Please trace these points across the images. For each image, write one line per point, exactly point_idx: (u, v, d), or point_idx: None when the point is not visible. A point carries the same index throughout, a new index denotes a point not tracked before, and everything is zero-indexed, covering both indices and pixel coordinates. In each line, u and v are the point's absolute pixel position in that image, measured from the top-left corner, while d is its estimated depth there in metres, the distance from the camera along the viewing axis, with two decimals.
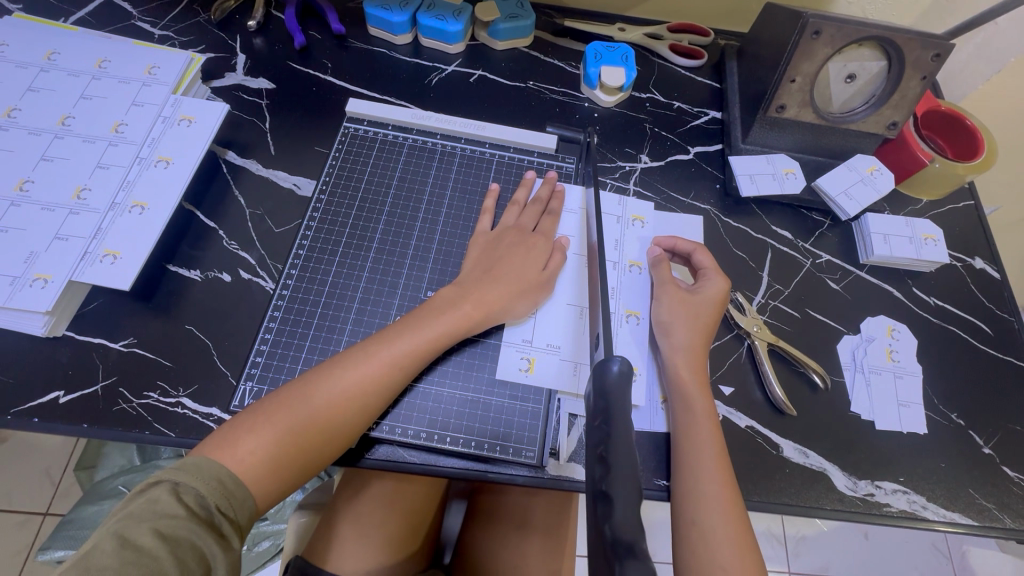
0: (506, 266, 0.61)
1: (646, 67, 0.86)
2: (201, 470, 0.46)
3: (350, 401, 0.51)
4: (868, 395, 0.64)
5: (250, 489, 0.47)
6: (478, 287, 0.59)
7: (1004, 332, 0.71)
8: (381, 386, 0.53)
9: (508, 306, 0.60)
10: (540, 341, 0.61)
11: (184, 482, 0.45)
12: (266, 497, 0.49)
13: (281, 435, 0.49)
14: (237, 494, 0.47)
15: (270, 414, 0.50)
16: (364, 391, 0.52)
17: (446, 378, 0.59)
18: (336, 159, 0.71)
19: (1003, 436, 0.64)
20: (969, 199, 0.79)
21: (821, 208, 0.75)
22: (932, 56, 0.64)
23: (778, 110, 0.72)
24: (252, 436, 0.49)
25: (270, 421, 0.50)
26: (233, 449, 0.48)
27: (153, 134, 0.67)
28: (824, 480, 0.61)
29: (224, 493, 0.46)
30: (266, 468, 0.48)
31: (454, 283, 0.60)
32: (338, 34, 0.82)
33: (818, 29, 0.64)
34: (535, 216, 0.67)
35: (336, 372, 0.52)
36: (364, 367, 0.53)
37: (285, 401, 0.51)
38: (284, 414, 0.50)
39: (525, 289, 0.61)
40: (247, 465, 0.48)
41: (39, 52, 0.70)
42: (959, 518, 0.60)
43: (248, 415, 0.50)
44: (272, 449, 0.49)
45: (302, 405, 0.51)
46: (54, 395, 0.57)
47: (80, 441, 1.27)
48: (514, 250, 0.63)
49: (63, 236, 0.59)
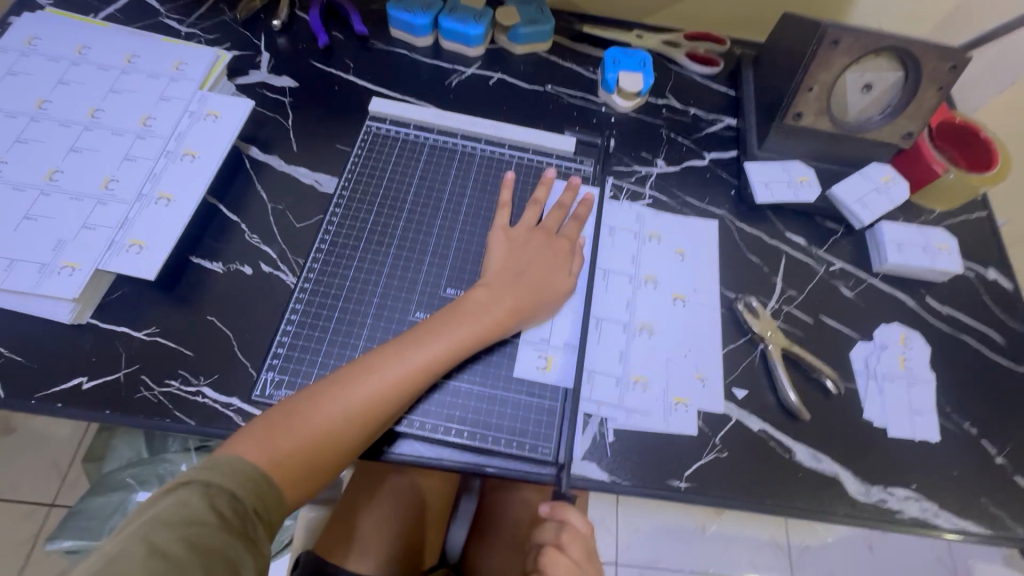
0: (529, 269, 0.62)
1: (663, 73, 0.87)
2: (232, 470, 0.47)
3: (379, 403, 0.52)
4: (881, 401, 0.65)
5: (280, 487, 0.49)
6: (504, 291, 0.60)
7: (1017, 342, 0.71)
8: (408, 388, 0.54)
9: (531, 309, 0.60)
10: (556, 340, 0.62)
11: (215, 484, 0.45)
12: (294, 493, 0.50)
13: (312, 437, 0.50)
14: (267, 494, 0.48)
15: (300, 416, 0.51)
16: (391, 392, 0.53)
17: (469, 375, 0.59)
18: (359, 157, 0.72)
19: (1015, 445, 0.65)
20: (982, 210, 0.79)
21: (835, 216, 0.76)
22: (949, 67, 0.65)
23: (794, 117, 0.73)
24: (282, 437, 0.50)
25: (299, 421, 0.51)
26: (263, 449, 0.49)
27: (179, 128, 0.68)
28: (837, 485, 0.61)
29: (255, 493, 0.47)
30: (296, 467, 0.49)
31: (478, 286, 0.60)
32: (360, 35, 0.84)
33: (837, 38, 0.65)
34: (557, 220, 0.67)
35: (366, 376, 0.53)
36: (393, 371, 0.53)
37: (314, 402, 0.52)
38: (315, 415, 0.51)
39: (546, 291, 0.62)
40: (277, 464, 0.49)
41: (70, 46, 0.71)
42: (971, 526, 0.60)
43: (277, 414, 0.51)
44: (301, 448, 0.50)
45: (329, 408, 0.51)
46: (77, 380, 0.58)
47: (88, 434, 1.28)
48: (533, 250, 0.64)
49: (91, 225, 0.60)
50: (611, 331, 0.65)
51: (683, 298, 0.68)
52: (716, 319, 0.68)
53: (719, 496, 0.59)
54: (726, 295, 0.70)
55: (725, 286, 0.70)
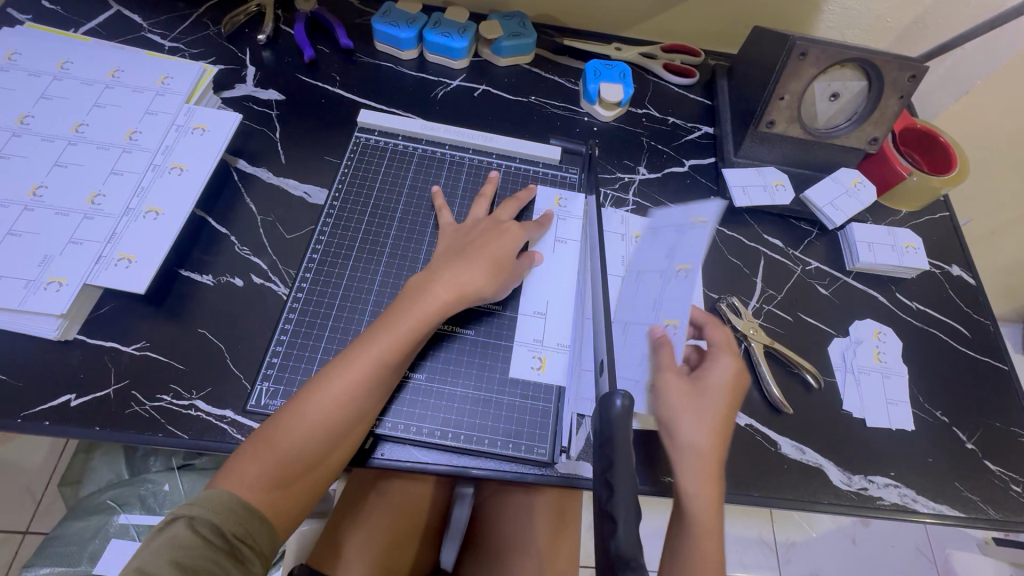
0: (478, 246, 0.62)
1: (642, 85, 0.90)
2: (212, 502, 0.47)
3: (343, 409, 0.51)
4: (859, 393, 0.68)
5: (264, 514, 0.48)
6: (451, 272, 0.58)
7: (981, 333, 0.75)
8: (369, 385, 0.53)
9: (470, 279, 0.59)
10: (550, 340, 0.64)
11: (198, 516, 0.46)
12: (281, 517, 0.49)
13: (285, 455, 0.49)
14: (252, 521, 0.47)
15: (269, 437, 0.50)
16: (351, 396, 0.52)
17: (435, 369, 0.60)
18: (347, 168, 0.73)
19: (984, 431, 0.68)
20: (944, 210, 0.84)
21: (809, 218, 0.80)
22: (908, 77, 0.69)
23: (767, 125, 0.77)
24: (256, 463, 0.49)
25: (268, 446, 0.49)
26: (239, 478, 0.48)
27: (166, 142, 0.68)
28: (821, 475, 0.63)
29: (237, 520, 0.47)
30: (275, 492, 0.49)
31: (422, 274, 0.59)
32: (346, 48, 0.85)
33: (804, 50, 0.68)
34: (509, 210, 0.68)
35: (325, 383, 0.52)
36: (350, 372, 0.52)
37: (281, 422, 0.50)
38: (284, 433, 0.50)
39: (496, 269, 0.61)
40: (257, 492, 0.48)
41: (52, 61, 0.71)
42: (947, 509, 0.63)
43: (248, 444, 0.50)
44: (275, 472, 0.49)
45: (294, 425, 0.50)
46: (65, 398, 0.57)
47: (64, 458, 1.23)
48: (483, 233, 0.64)
49: (78, 241, 0.60)
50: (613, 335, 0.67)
51: None
52: None
53: None
54: (709, 295, 0.73)
55: (708, 286, 0.73)
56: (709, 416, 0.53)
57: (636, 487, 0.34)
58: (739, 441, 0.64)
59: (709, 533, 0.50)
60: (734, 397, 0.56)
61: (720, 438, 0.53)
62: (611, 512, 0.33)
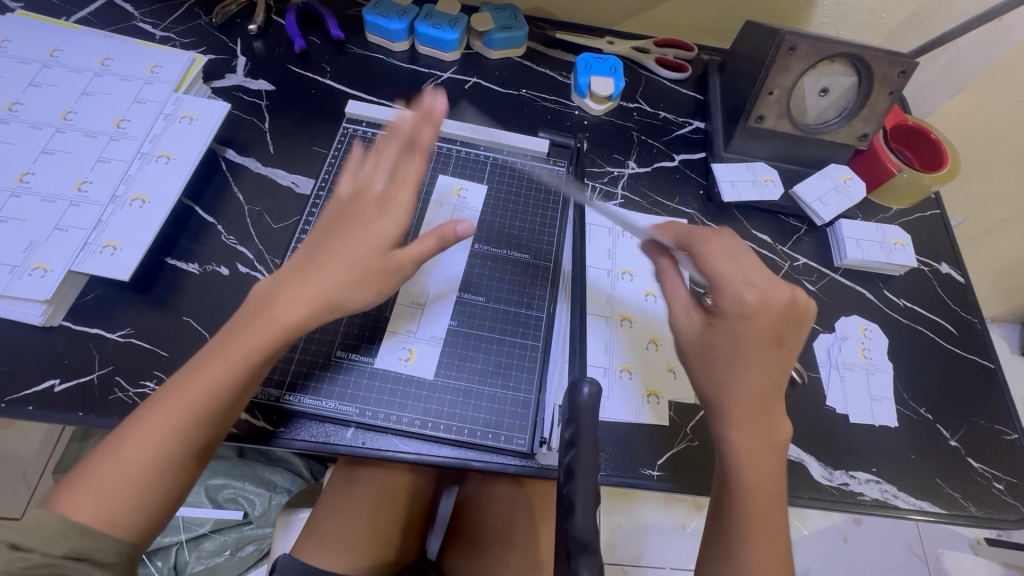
0: (350, 232, 0.51)
1: (634, 79, 0.90)
2: (40, 524, 0.41)
3: (192, 424, 0.46)
4: (842, 389, 0.68)
5: (107, 534, 0.42)
6: (287, 296, 0.49)
7: (968, 331, 0.75)
8: (217, 401, 0.47)
9: (330, 283, 0.49)
10: (425, 332, 0.62)
11: (21, 541, 0.40)
12: (131, 535, 0.44)
13: (117, 482, 0.43)
14: (92, 539, 0.42)
15: (105, 459, 0.44)
16: (203, 409, 0.46)
17: (353, 349, 0.60)
18: (335, 159, 0.73)
19: (968, 429, 0.68)
20: (935, 208, 0.84)
21: (799, 214, 0.79)
22: (898, 73, 0.69)
23: (756, 120, 0.76)
24: (87, 493, 0.43)
25: (102, 467, 0.44)
26: (72, 500, 0.42)
27: (154, 131, 0.68)
28: (802, 470, 0.63)
29: (73, 538, 0.41)
30: (115, 512, 0.43)
31: (269, 287, 0.51)
32: (337, 39, 0.85)
33: (794, 45, 0.68)
34: (381, 171, 0.55)
35: (167, 399, 0.46)
36: (194, 385, 0.46)
37: (114, 447, 0.44)
38: (118, 460, 0.44)
39: (368, 274, 0.50)
40: (97, 513, 0.42)
41: (41, 48, 0.71)
42: (928, 506, 0.63)
43: (86, 461, 0.44)
44: (115, 492, 0.43)
45: (133, 444, 0.44)
46: (49, 383, 0.57)
47: (59, 445, 1.24)
48: (348, 221, 0.52)
49: (63, 227, 0.60)
50: (594, 330, 0.67)
51: (655, 294, 0.71)
52: None
53: (695, 484, 0.61)
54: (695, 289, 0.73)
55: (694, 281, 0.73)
56: (740, 360, 0.50)
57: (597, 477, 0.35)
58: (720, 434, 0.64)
59: (755, 475, 0.48)
60: (781, 326, 0.50)
61: (757, 383, 0.50)
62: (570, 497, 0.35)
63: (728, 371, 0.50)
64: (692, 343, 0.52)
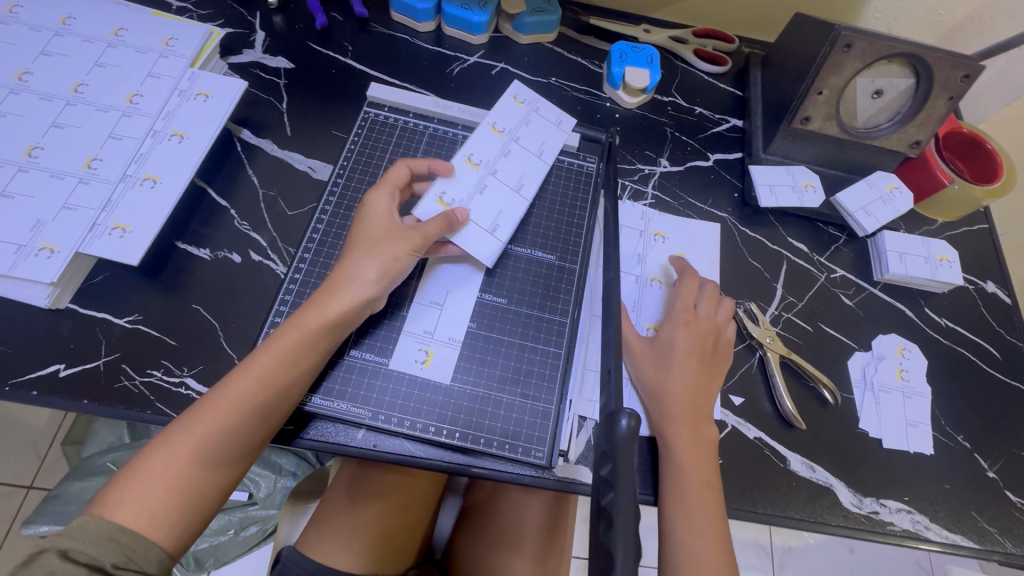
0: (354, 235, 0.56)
1: (670, 71, 0.85)
2: (88, 532, 0.40)
3: (244, 422, 0.47)
4: (877, 411, 0.64)
5: (152, 541, 0.42)
6: (319, 302, 0.52)
7: (1012, 355, 0.71)
8: (258, 399, 0.48)
9: (357, 286, 0.53)
10: (441, 334, 0.59)
11: (75, 546, 0.39)
12: (175, 541, 0.44)
13: (164, 482, 0.44)
14: (138, 548, 0.41)
15: (153, 461, 0.45)
16: (254, 408, 0.48)
17: (368, 345, 0.58)
18: (354, 144, 0.70)
19: (1007, 460, 0.64)
20: (984, 222, 0.79)
21: (839, 223, 0.75)
22: (961, 77, 0.64)
23: (802, 121, 0.72)
24: (130, 493, 0.43)
25: (154, 468, 0.44)
26: (123, 502, 0.43)
27: (167, 107, 0.65)
28: (830, 496, 0.60)
29: (121, 549, 0.41)
30: (168, 511, 0.43)
31: (310, 303, 0.53)
32: (360, 17, 0.81)
33: (849, 42, 0.63)
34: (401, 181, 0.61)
35: (215, 396, 0.48)
36: (239, 384, 0.48)
37: (162, 447, 0.45)
38: (170, 460, 0.45)
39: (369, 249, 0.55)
40: (149, 518, 0.43)
41: (54, 16, 0.68)
42: (961, 540, 0.60)
43: (127, 467, 0.45)
44: (165, 493, 0.44)
45: (186, 443, 0.45)
46: (54, 367, 0.55)
47: (69, 417, 1.24)
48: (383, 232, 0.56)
49: (71, 207, 0.58)
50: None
51: None
52: None
53: None
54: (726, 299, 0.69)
55: (726, 290, 0.70)
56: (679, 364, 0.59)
57: (636, 520, 0.32)
58: (746, 450, 0.61)
59: (695, 472, 0.53)
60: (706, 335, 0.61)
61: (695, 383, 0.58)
62: (608, 547, 0.30)
63: (655, 375, 0.59)
64: (637, 361, 0.60)
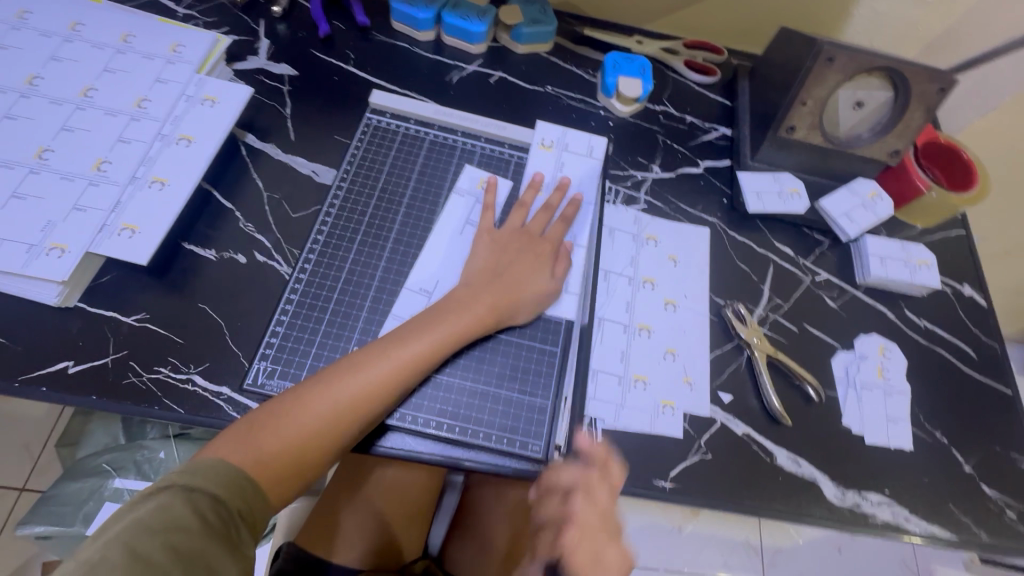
0: (512, 267, 0.63)
1: (661, 80, 0.88)
2: (214, 474, 0.45)
3: (376, 397, 0.52)
4: (859, 408, 0.67)
5: (264, 492, 0.47)
6: (465, 309, 0.58)
7: (987, 355, 0.74)
8: (390, 385, 0.53)
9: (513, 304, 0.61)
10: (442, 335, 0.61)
11: (198, 488, 0.43)
12: (279, 496, 0.49)
13: (294, 436, 0.49)
14: (251, 500, 0.46)
15: (287, 413, 0.50)
16: (385, 387, 0.53)
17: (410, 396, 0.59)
18: (358, 148, 0.72)
19: (983, 454, 0.67)
20: (960, 228, 0.82)
21: (823, 228, 0.78)
22: (936, 90, 0.67)
23: (787, 130, 0.75)
24: (269, 437, 0.48)
25: (284, 422, 0.49)
26: (252, 450, 0.47)
27: (175, 112, 0.67)
28: (815, 488, 0.63)
29: (241, 499, 0.45)
30: (284, 465, 0.48)
31: (460, 308, 0.58)
32: (362, 26, 0.83)
33: (832, 55, 0.66)
34: (543, 223, 0.68)
35: (358, 368, 0.52)
36: (381, 367, 0.53)
37: (302, 399, 0.50)
38: (306, 416, 0.50)
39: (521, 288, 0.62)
40: (266, 465, 0.47)
41: (63, 22, 0.70)
42: (938, 531, 0.63)
43: (264, 413, 0.50)
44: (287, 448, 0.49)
45: (319, 406, 0.50)
46: (63, 364, 0.57)
47: (63, 418, 1.24)
48: (519, 252, 0.65)
49: (82, 207, 0.59)
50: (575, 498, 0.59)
51: (675, 303, 0.70)
52: (706, 324, 0.70)
53: (705, 498, 0.60)
54: (715, 300, 0.72)
55: (715, 291, 0.72)
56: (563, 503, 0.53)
57: None
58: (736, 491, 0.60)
59: None
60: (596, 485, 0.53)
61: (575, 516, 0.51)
62: None
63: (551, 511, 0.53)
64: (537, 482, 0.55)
